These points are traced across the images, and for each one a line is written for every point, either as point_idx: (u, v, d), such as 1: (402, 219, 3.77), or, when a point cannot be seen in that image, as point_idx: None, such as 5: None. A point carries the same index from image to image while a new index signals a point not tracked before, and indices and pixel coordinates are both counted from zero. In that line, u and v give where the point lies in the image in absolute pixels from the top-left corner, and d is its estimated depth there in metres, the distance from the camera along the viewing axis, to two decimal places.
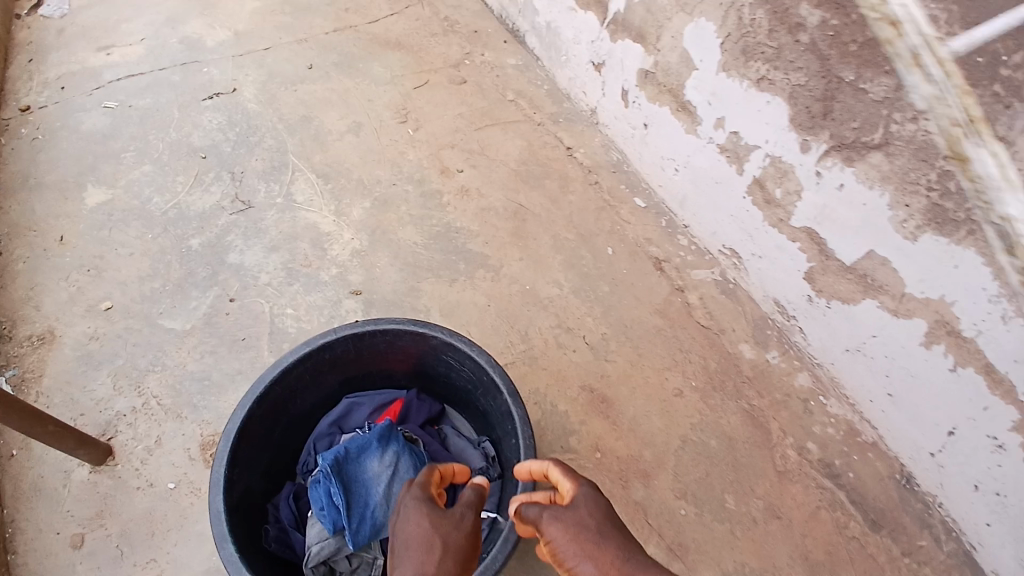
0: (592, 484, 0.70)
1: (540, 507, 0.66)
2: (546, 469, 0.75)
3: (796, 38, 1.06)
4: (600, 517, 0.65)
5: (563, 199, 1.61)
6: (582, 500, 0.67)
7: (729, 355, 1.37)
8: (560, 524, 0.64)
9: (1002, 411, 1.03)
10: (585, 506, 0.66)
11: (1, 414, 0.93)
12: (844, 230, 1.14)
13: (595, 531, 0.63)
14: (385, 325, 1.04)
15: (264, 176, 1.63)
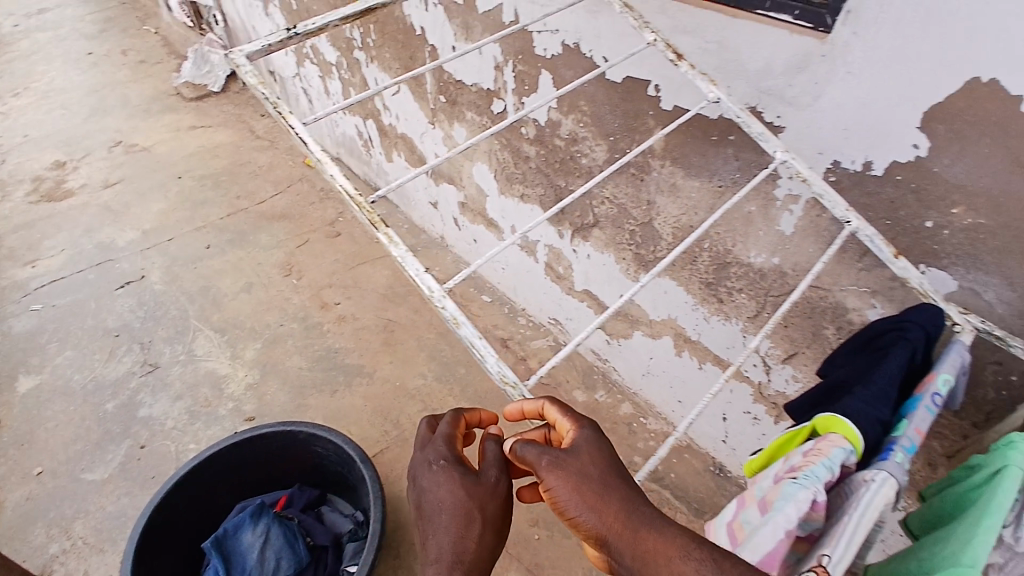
0: (594, 426, 0.64)
1: (542, 451, 0.62)
2: (541, 407, 0.68)
3: (530, 166, 1.54)
4: (596, 457, 0.61)
5: (425, 308, 1.99)
6: (585, 440, 0.62)
7: (566, 401, 1.70)
8: (571, 472, 0.59)
9: (740, 389, 1.31)
10: (587, 452, 0.61)
11: None
12: (603, 284, 1.54)
13: (596, 477, 0.59)
14: (259, 430, 1.32)
15: (169, 340, 1.93)
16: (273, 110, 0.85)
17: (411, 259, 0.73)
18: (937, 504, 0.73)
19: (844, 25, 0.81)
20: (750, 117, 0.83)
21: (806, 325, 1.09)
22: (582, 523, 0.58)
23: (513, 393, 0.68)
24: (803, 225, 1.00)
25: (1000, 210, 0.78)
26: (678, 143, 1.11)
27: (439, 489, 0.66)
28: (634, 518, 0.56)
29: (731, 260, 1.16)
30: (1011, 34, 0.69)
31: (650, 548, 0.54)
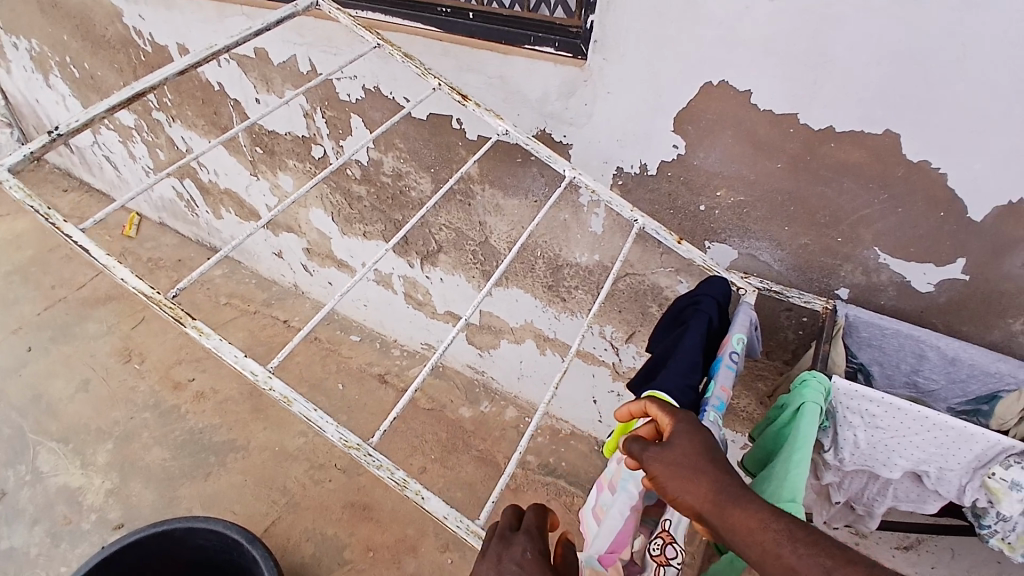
0: (690, 418, 0.65)
1: (644, 444, 0.64)
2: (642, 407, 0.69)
3: (364, 204, 1.55)
4: (693, 447, 0.62)
5: (291, 363, 1.91)
6: (681, 429, 0.64)
7: (453, 421, 1.71)
8: (671, 461, 0.62)
9: (599, 372, 1.42)
10: (685, 443, 0.62)
11: None
12: (462, 302, 1.58)
13: (691, 467, 0.61)
14: (126, 541, 1.20)
15: (8, 465, 1.66)
16: (46, 222, 0.72)
17: (229, 347, 0.66)
18: (761, 439, 0.83)
19: (595, 53, 0.93)
20: (536, 145, 0.93)
21: (634, 306, 1.23)
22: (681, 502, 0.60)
23: (362, 457, 0.63)
24: (608, 224, 1.13)
25: (753, 186, 0.92)
26: (490, 167, 1.20)
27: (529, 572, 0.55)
28: (725, 495, 0.58)
29: (563, 263, 1.27)
30: (723, 41, 0.83)
31: (743, 522, 0.57)
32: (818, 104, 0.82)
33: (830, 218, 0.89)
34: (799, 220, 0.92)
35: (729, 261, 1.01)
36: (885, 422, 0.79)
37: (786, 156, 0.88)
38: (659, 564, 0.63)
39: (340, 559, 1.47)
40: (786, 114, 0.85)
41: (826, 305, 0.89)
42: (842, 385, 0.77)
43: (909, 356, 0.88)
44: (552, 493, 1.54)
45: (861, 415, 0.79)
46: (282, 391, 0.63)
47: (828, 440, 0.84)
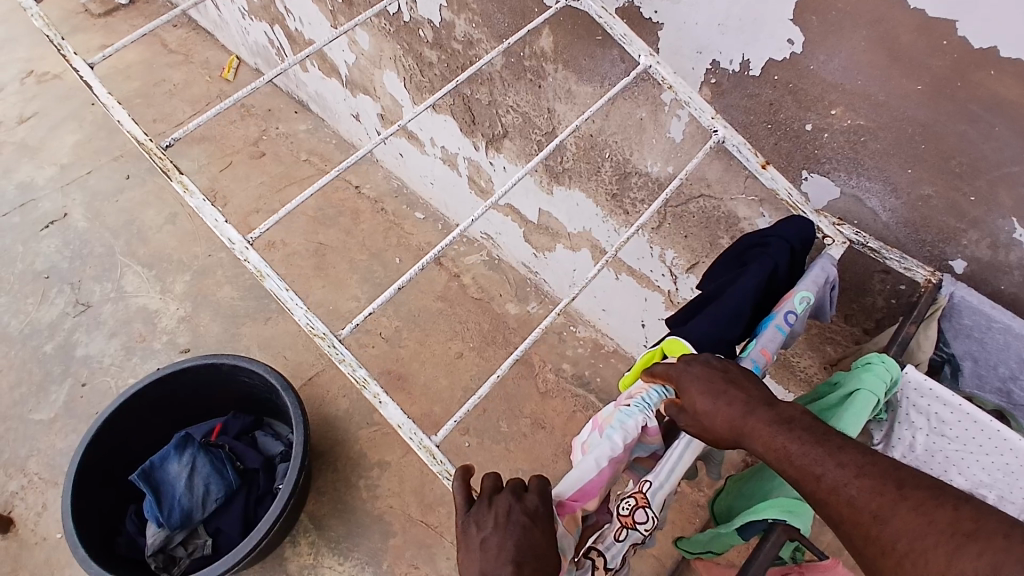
0: (687, 359, 0.63)
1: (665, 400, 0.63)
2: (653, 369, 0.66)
3: (436, 73, 1.43)
4: (699, 387, 0.61)
5: (356, 229, 1.93)
6: (686, 378, 0.62)
7: (499, 315, 1.68)
8: (691, 413, 0.61)
9: (653, 296, 1.30)
10: (693, 392, 0.61)
11: None
12: (523, 196, 1.47)
13: (703, 409, 0.60)
14: (181, 365, 1.31)
15: (99, 278, 1.87)
16: (57, 51, 0.80)
17: (211, 210, 0.72)
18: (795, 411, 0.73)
19: None
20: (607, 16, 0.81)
21: (703, 233, 1.08)
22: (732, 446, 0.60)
23: (326, 347, 0.68)
24: (689, 131, 0.96)
25: (880, 109, 0.72)
26: (566, 44, 1.04)
27: (534, 521, 0.56)
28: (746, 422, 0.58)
29: (631, 170, 1.11)
30: None
31: (767, 442, 0.57)
32: (986, 7, 0.60)
33: (969, 167, 0.69)
34: (925, 161, 0.72)
35: (826, 201, 0.83)
36: (955, 432, 0.68)
37: (928, 76, 0.67)
38: (623, 525, 0.59)
39: (370, 418, 1.53)
40: (938, 19, 0.64)
41: (929, 277, 0.75)
42: (913, 377, 0.66)
43: (1013, 359, 0.72)
44: (579, 406, 1.51)
45: (929, 418, 0.68)
46: (254, 265, 0.68)
47: (881, 433, 0.76)
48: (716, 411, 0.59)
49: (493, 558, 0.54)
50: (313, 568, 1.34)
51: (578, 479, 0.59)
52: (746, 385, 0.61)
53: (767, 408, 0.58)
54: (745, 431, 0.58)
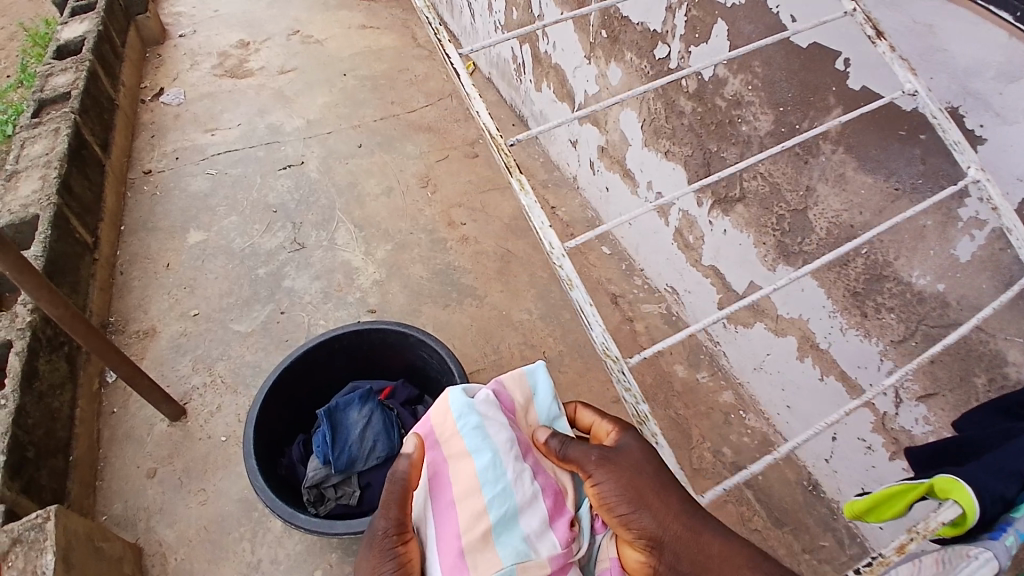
0: (638, 434, 0.82)
1: (597, 451, 0.83)
2: (580, 409, 1.00)
3: (682, 121, 1.44)
4: (646, 456, 0.80)
5: (543, 246, 2.00)
6: (630, 445, 0.82)
7: (665, 375, 1.68)
8: (616, 471, 0.79)
9: (861, 413, 1.25)
10: (633, 457, 0.79)
11: (114, 364, 1.37)
12: (734, 265, 1.44)
13: (638, 481, 0.77)
14: (379, 324, 1.45)
15: (317, 226, 2.10)
16: (435, 38, 0.95)
17: (537, 211, 0.78)
18: None
19: None
20: (947, 124, 0.78)
21: (954, 365, 1.05)
22: (638, 520, 0.75)
23: (617, 370, 0.76)
24: (980, 255, 0.93)
25: None
26: (857, 130, 1.02)
27: (384, 518, 0.90)
28: (686, 516, 0.75)
29: (887, 274, 1.08)
30: None
31: (705, 542, 0.73)
32: None
33: None
34: None
35: None
36: None
37: None
38: None
39: None
40: None
41: None
42: None
43: None
44: (732, 496, 1.49)
45: None
46: (568, 275, 0.72)
47: None
48: (669, 500, 0.75)
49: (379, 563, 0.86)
50: None
51: (541, 397, 1.02)
52: (675, 494, 0.76)
53: (722, 532, 0.74)
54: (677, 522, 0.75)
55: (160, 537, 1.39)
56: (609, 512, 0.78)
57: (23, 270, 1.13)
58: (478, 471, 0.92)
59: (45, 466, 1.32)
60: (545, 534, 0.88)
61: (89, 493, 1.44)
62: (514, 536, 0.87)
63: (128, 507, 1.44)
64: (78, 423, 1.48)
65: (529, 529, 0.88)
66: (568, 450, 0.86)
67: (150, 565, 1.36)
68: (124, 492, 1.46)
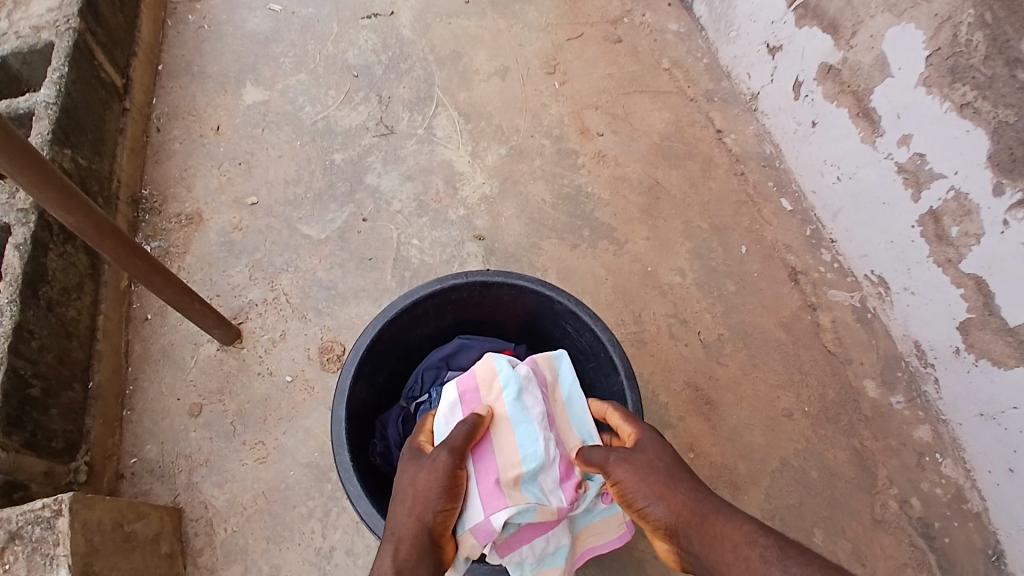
0: (651, 428, 0.86)
1: (612, 452, 0.82)
2: (607, 409, 0.94)
3: (1013, 72, 1.03)
4: (662, 450, 0.81)
5: (702, 183, 1.53)
6: (645, 440, 0.83)
7: (852, 390, 1.32)
8: (629, 462, 0.79)
9: None
10: (650, 450, 0.80)
11: (159, 287, 1.05)
12: (1015, 287, 1.10)
13: (651, 469, 0.78)
14: (515, 279, 1.05)
15: (409, 105, 1.61)
16: None
17: None
18: None
19: None
20: None
21: None
22: (651, 510, 0.76)
23: None
24: None
25: None
26: None
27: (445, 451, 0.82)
28: (697, 504, 0.73)
29: None
30: None
31: (712, 525, 0.70)
32: None
33: None
34: None
35: None
36: None
37: None
38: None
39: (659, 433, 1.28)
40: None
41: None
42: None
43: None
44: (913, 559, 1.20)
45: None
46: None
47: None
48: (678, 490, 0.75)
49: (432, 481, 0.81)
50: None
51: (566, 372, 1.01)
52: (683, 482, 0.76)
53: (732, 516, 0.70)
54: (687, 508, 0.74)
55: (207, 499, 1.14)
56: (629, 508, 0.79)
57: (38, 166, 0.78)
58: (516, 432, 0.89)
59: (54, 404, 1.07)
60: (556, 491, 0.88)
61: (113, 431, 1.18)
62: (535, 487, 0.87)
63: (163, 454, 1.17)
64: (99, 338, 1.18)
65: (548, 486, 0.88)
66: (589, 451, 0.85)
67: (193, 536, 1.12)
68: (160, 432, 1.19)
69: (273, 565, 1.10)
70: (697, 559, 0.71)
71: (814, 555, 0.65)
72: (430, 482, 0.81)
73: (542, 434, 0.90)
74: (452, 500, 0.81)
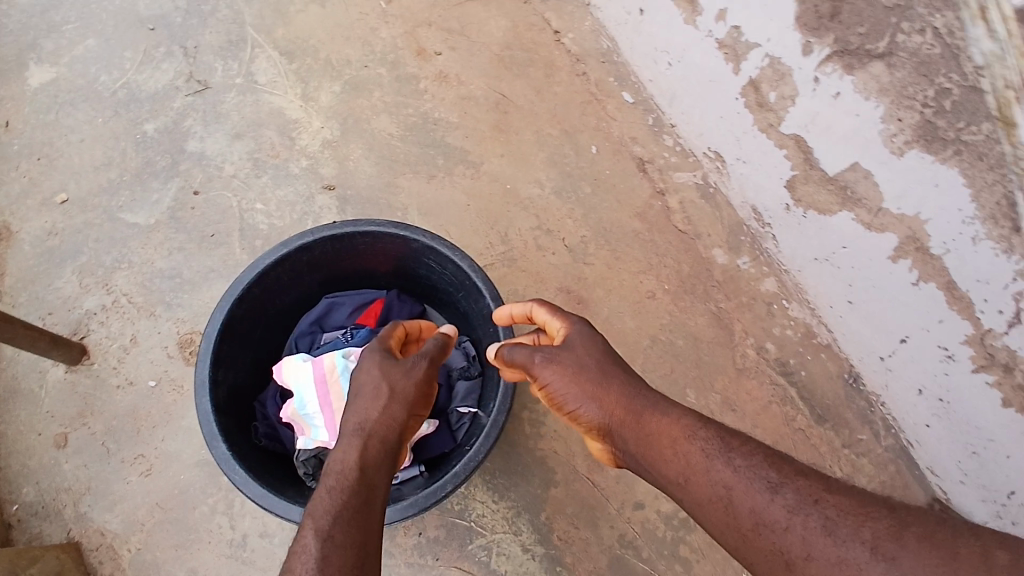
0: (578, 322, 0.91)
1: (539, 352, 0.86)
2: (531, 309, 0.95)
3: None
4: (591, 350, 0.86)
5: (548, 90, 1.52)
6: (575, 341, 0.87)
7: (703, 261, 1.41)
8: (560, 366, 0.84)
9: (956, 324, 1.10)
10: (580, 350, 0.86)
11: None
12: (830, 138, 1.15)
13: (587, 372, 0.83)
14: (364, 226, 1.03)
15: (220, 53, 1.45)
16: None
17: None
18: None
19: None
20: None
21: None
22: (586, 410, 0.83)
23: None
24: None
25: None
26: None
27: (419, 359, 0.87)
28: (638, 411, 0.80)
29: None
30: None
31: (655, 430, 0.77)
32: None
33: None
34: None
35: None
36: None
37: None
38: None
39: None
40: None
41: None
42: None
43: None
44: (776, 396, 1.34)
45: None
46: None
47: None
48: (615, 397, 0.81)
49: (400, 378, 0.85)
50: (463, 499, 1.17)
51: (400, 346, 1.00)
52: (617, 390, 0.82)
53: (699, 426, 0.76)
54: (620, 407, 0.81)
55: (102, 524, 1.12)
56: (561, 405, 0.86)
57: None
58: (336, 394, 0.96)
59: None
60: None
61: None
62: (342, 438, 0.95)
63: (42, 491, 1.13)
64: None
65: None
66: (514, 353, 0.88)
67: (99, 564, 1.11)
68: (33, 472, 1.15)
69: (189, 568, 1.10)
70: (631, 454, 0.80)
71: (755, 445, 0.74)
72: (398, 381, 0.84)
73: None
74: (414, 405, 0.84)
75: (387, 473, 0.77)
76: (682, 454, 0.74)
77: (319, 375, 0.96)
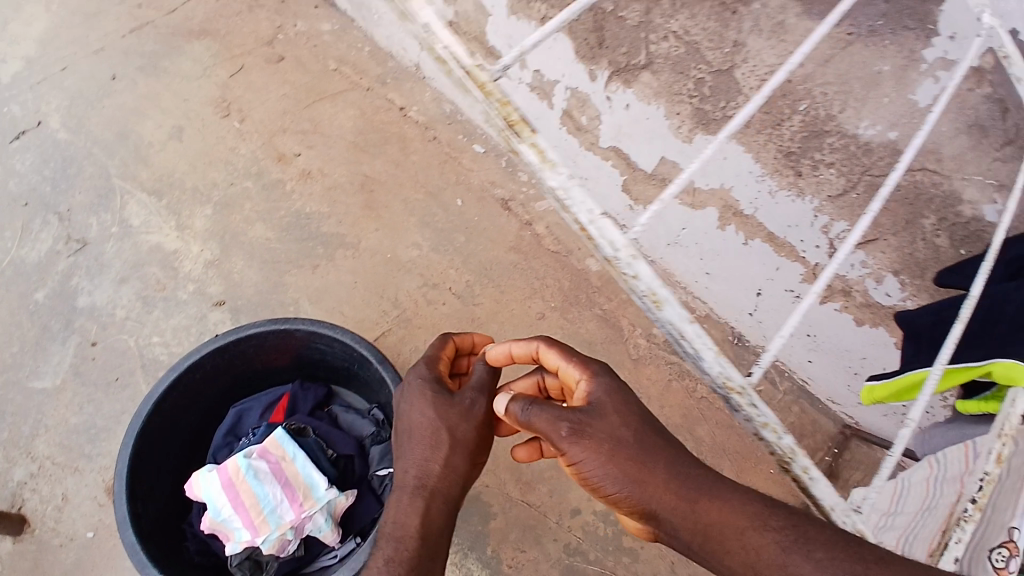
0: (602, 372, 0.78)
1: (561, 420, 0.72)
2: (535, 349, 0.86)
3: None
4: (623, 417, 0.72)
5: (406, 161, 1.64)
6: (609, 405, 0.73)
7: (580, 273, 1.55)
8: (590, 441, 0.70)
9: (789, 267, 1.24)
10: (610, 414, 0.72)
11: None
12: (638, 141, 1.31)
13: (620, 444, 0.70)
14: (247, 330, 1.11)
15: (92, 208, 1.53)
16: None
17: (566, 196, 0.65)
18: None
19: None
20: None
21: (901, 210, 1.01)
22: (621, 495, 0.69)
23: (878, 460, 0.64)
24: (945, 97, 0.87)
25: None
26: None
27: (475, 394, 0.87)
28: (692, 492, 0.66)
29: (830, 129, 1.00)
30: None
31: (714, 511, 0.65)
32: None
33: None
34: None
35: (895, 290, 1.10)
36: None
37: None
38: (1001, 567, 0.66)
39: None
40: None
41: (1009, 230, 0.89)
42: None
43: None
44: (674, 374, 1.47)
45: None
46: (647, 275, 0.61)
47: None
48: (663, 475, 0.68)
49: (458, 418, 0.85)
50: None
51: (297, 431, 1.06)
52: (664, 469, 0.68)
53: (773, 512, 0.64)
54: (670, 489, 0.67)
55: None
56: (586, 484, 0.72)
57: None
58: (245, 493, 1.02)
59: None
60: (281, 533, 1.01)
61: None
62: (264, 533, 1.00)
63: None
64: None
65: (274, 532, 1.00)
66: (530, 414, 0.75)
67: None
68: None
69: None
70: (682, 540, 0.67)
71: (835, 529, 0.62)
72: (454, 422, 0.85)
73: (269, 493, 1.02)
74: (473, 451, 0.86)
75: (445, 522, 0.81)
76: (753, 544, 0.63)
77: (227, 480, 1.02)
